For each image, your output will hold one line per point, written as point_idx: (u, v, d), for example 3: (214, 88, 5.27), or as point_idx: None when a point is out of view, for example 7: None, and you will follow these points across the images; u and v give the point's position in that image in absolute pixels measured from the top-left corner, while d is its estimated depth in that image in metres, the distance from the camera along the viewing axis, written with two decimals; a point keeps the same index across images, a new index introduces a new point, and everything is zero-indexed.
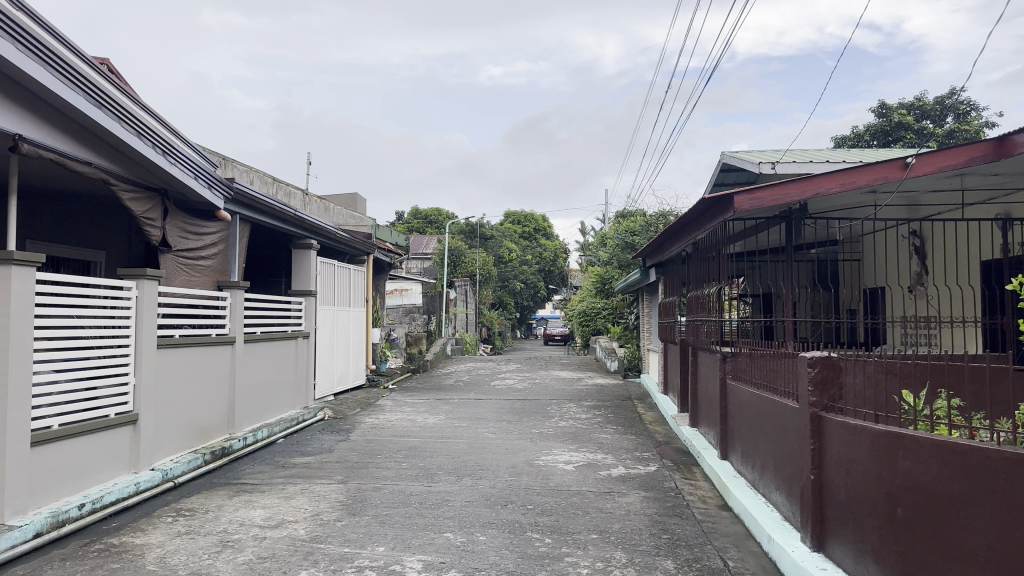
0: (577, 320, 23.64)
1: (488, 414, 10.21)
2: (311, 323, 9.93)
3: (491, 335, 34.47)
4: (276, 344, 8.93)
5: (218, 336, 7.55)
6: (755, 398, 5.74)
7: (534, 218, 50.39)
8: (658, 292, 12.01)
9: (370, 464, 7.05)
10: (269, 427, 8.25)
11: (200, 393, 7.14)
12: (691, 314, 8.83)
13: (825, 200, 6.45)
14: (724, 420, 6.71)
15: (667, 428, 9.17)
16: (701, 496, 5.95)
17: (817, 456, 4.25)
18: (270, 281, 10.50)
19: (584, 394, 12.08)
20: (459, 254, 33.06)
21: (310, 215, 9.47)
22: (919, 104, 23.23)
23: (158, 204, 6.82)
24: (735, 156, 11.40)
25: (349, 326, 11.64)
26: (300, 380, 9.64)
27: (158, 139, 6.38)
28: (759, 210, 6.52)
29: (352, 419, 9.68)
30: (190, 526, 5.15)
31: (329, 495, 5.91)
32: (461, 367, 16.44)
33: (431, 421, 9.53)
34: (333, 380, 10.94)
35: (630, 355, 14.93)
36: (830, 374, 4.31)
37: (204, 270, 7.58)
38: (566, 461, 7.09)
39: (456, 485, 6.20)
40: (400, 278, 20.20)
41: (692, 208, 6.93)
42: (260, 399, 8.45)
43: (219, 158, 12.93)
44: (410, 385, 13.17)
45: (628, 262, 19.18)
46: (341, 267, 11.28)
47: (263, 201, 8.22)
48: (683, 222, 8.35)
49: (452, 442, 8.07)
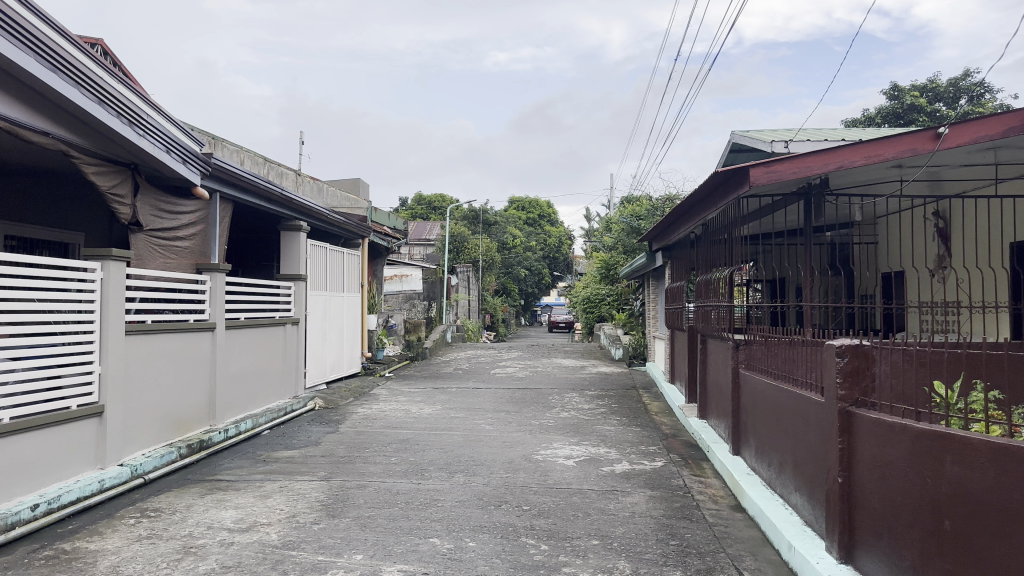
0: (581, 306, 23.15)
1: (486, 403, 9.76)
2: (300, 309, 9.47)
3: (494, 322, 34.05)
4: (262, 330, 8.47)
5: (197, 321, 7.10)
6: (772, 391, 5.26)
7: (538, 204, 49.94)
8: (664, 277, 11.54)
9: (356, 458, 6.60)
10: (254, 418, 7.80)
11: (175, 383, 6.70)
12: (700, 299, 8.34)
13: (848, 173, 5.93)
14: (736, 412, 6.25)
15: (673, 419, 8.70)
16: (712, 496, 5.48)
17: (845, 456, 3.78)
18: (259, 264, 10.03)
19: (587, 383, 11.61)
20: (462, 239, 32.58)
21: (298, 195, 8.98)
22: (932, 86, 22.53)
23: (126, 179, 6.33)
24: (746, 133, 10.85)
25: (342, 312, 11.19)
26: (290, 368, 9.20)
27: (124, 108, 5.85)
28: (777, 185, 6.01)
29: (344, 409, 9.23)
30: (153, 529, 4.71)
31: (309, 493, 5.45)
32: (461, 354, 15.99)
33: (426, 411, 9.08)
34: (325, 368, 10.49)
35: (635, 343, 14.46)
36: (860, 364, 3.83)
37: (180, 251, 7.12)
38: (566, 455, 6.64)
39: (447, 482, 5.74)
40: (399, 263, 19.72)
41: (704, 183, 6.42)
42: (244, 388, 8.01)
43: (208, 138, 12.45)
44: (408, 373, 12.73)
45: (633, 247, 18.66)
46: (334, 251, 10.82)
47: (245, 177, 7.73)
48: (692, 201, 7.85)
49: (446, 435, 7.62)
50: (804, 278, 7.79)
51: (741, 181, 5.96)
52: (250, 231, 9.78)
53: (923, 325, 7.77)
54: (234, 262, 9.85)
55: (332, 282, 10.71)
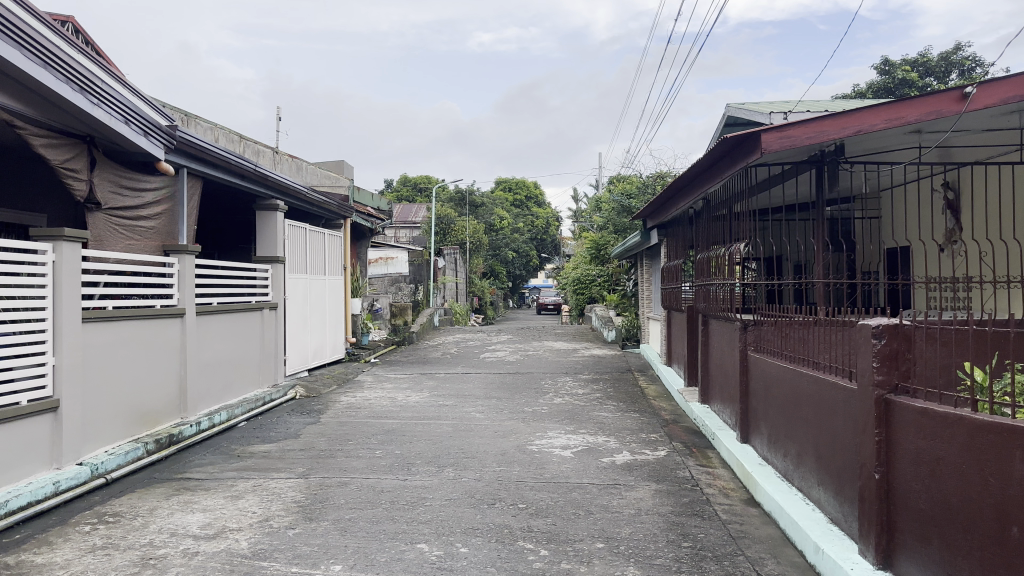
0: (571, 287, 22.71)
1: (477, 389, 9.32)
2: (278, 292, 8.98)
3: (482, 305, 33.54)
4: (237, 316, 7.99)
5: (163, 307, 6.60)
6: (788, 376, 4.84)
7: (525, 185, 49.43)
8: (659, 256, 11.11)
9: (338, 452, 6.15)
10: (229, 410, 7.33)
11: (139, 374, 6.20)
12: (700, 279, 7.92)
13: (865, 140, 5.49)
14: (743, 398, 5.84)
15: (672, 404, 8.30)
16: (723, 490, 5.07)
17: (884, 449, 3.37)
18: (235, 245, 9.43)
19: (580, 367, 11.19)
20: (448, 221, 32.05)
21: (273, 171, 8.43)
22: (924, 61, 22.06)
23: (81, 153, 5.78)
24: (743, 106, 10.41)
25: (324, 295, 10.69)
26: (268, 355, 8.72)
27: (74, 73, 5.23)
28: (789, 153, 5.55)
29: (326, 398, 8.76)
30: (109, 537, 4.24)
31: (285, 494, 5.00)
32: (448, 338, 15.54)
33: (413, 399, 8.62)
34: (307, 355, 10.01)
35: (628, 324, 14.04)
36: (899, 347, 3.40)
37: (144, 232, 6.61)
38: (563, 446, 6.22)
39: (435, 478, 5.30)
40: (384, 245, 19.18)
41: (708, 152, 5.96)
42: (219, 377, 7.54)
43: (181, 114, 11.86)
44: (394, 359, 12.26)
45: (624, 226, 18.21)
46: (314, 232, 10.30)
47: (212, 151, 7.16)
48: (691, 174, 7.40)
49: (434, 425, 7.17)
50: (808, 255, 7.38)
51: (751, 148, 5.48)
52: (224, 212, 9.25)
53: (931, 302, 7.39)
54: (208, 245, 9.33)
55: (313, 264, 10.21)
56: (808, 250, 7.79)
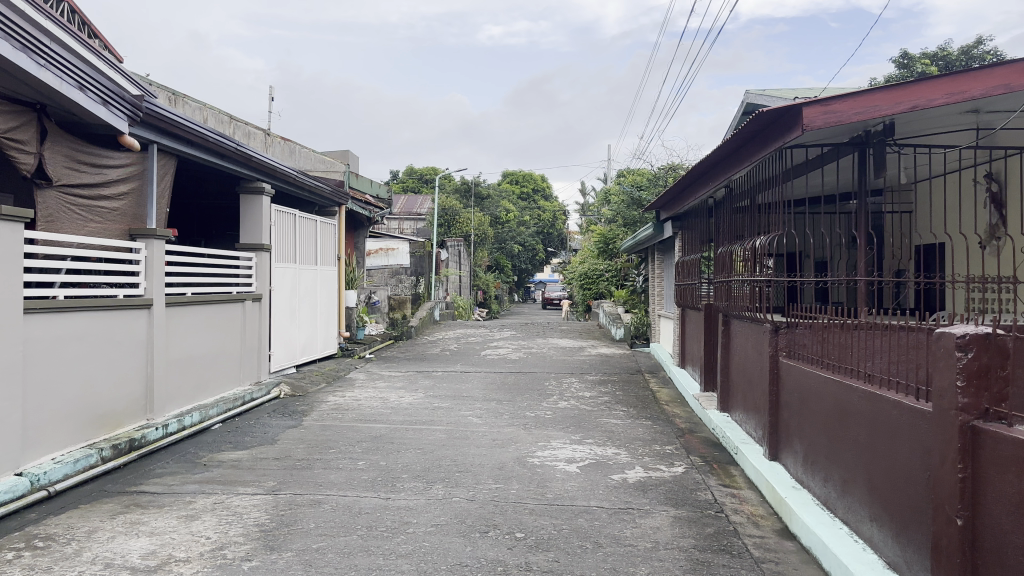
0: (577, 282, 22.01)
1: (475, 390, 8.66)
2: (263, 283, 8.36)
3: (486, 299, 32.86)
4: (214, 307, 7.37)
5: (127, 298, 5.97)
6: (832, 388, 4.14)
7: (533, 178, 48.74)
8: (674, 250, 10.40)
9: (316, 463, 5.49)
10: (202, 411, 6.72)
11: (95, 372, 5.57)
12: (720, 274, 7.23)
13: (918, 120, 4.74)
14: (773, 410, 5.16)
15: (687, 411, 7.63)
16: (752, 517, 4.41)
17: (970, 490, 2.69)
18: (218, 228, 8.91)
19: (587, 367, 10.51)
20: (453, 213, 31.41)
21: (258, 151, 7.77)
22: (945, 54, 21.20)
23: (28, 123, 5.12)
24: (765, 92, 9.72)
25: (315, 287, 10.03)
26: (251, 350, 8.10)
27: (16, 29, 4.51)
28: (831, 131, 4.83)
29: (313, 398, 8.12)
30: (32, 568, 3.60)
31: (247, 515, 4.36)
32: (449, 333, 14.87)
33: (406, 401, 7.95)
34: (295, 350, 9.35)
35: (637, 321, 13.37)
36: (992, 363, 2.71)
37: (106, 214, 5.96)
38: (568, 458, 5.55)
39: (422, 497, 4.65)
40: (384, 234, 18.54)
41: (738, 131, 5.26)
42: (193, 374, 6.92)
43: (169, 93, 11.22)
44: (390, 355, 11.60)
45: (633, 220, 17.53)
46: (305, 219, 9.64)
47: (186, 127, 6.49)
48: (714, 160, 6.68)
49: (427, 431, 6.51)
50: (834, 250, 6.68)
51: (789, 126, 4.75)
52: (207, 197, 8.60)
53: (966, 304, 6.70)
54: (189, 232, 8.69)
55: (303, 253, 9.59)
56: (835, 246, 7.11)
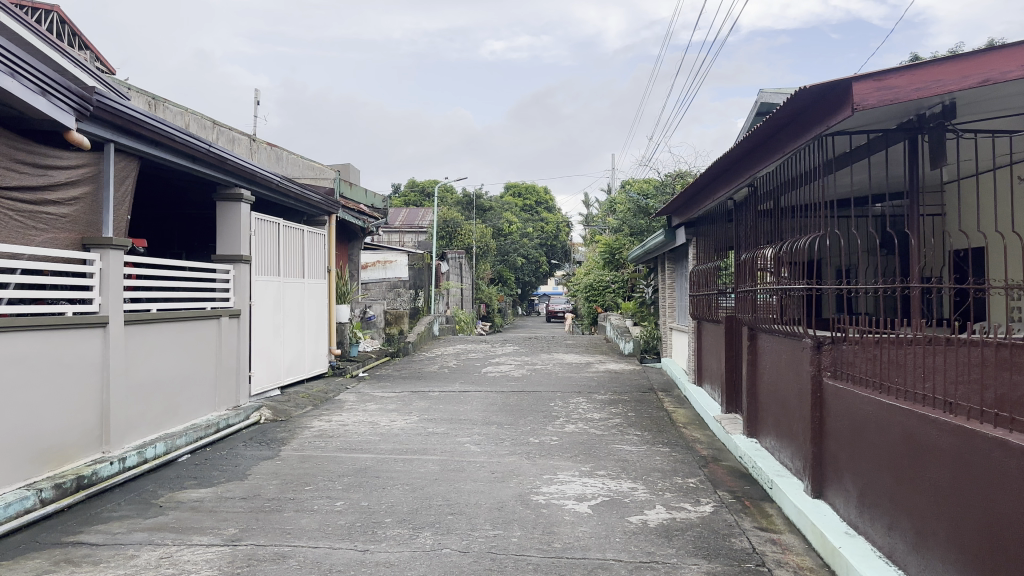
0: (583, 294, 21.30)
1: (474, 413, 7.93)
2: (241, 298, 7.69)
3: (490, 312, 32.15)
4: (184, 325, 6.69)
5: (78, 316, 5.30)
6: (897, 418, 3.42)
7: (536, 189, 48.20)
8: (687, 258, 9.71)
9: (287, 504, 4.77)
10: (168, 441, 6.02)
11: (38, 401, 4.88)
12: (744, 284, 6.52)
13: (984, 101, 4.02)
14: (815, 440, 4.44)
15: (708, 434, 6.90)
16: (799, 572, 3.68)
17: None
18: (187, 240, 8.22)
19: (595, 385, 9.78)
20: (454, 225, 30.79)
21: (233, 154, 7.12)
22: None
23: None
24: (778, 93, 9.09)
25: (302, 302, 9.33)
26: (228, 372, 7.41)
27: None
28: (882, 112, 4.12)
29: (296, 423, 7.39)
30: None
31: (195, 573, 3.65)
32: (449, 349, 14.16)
33: (397, 426, 7.23)
34: (279, 370, 8.64)
35: (647, 335, 12.70)
36: None
37: (54, 221, 5.30)
38: (578, 495, 4.83)
39: (406, 548, 3.93)
40: (382, 247, 17.89)
41: (770, 117, 4.54)
42: (158, 399, 6.24)
43: (148, 98, 10.59)
44: (384, 373, 10.88)
45: (639, 228, 16.83)
46: (290, 229, 8.96)
47: (147, 125, 5.86)
48: (738, 156, 5.96)
49: (418, 461, 5.79)
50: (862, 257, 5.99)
51: (831, 109, 4.04)
52: (181, 207, 7.93)
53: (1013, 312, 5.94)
54: (162, 245, 8.04)
55: (289, 265, 8.93)
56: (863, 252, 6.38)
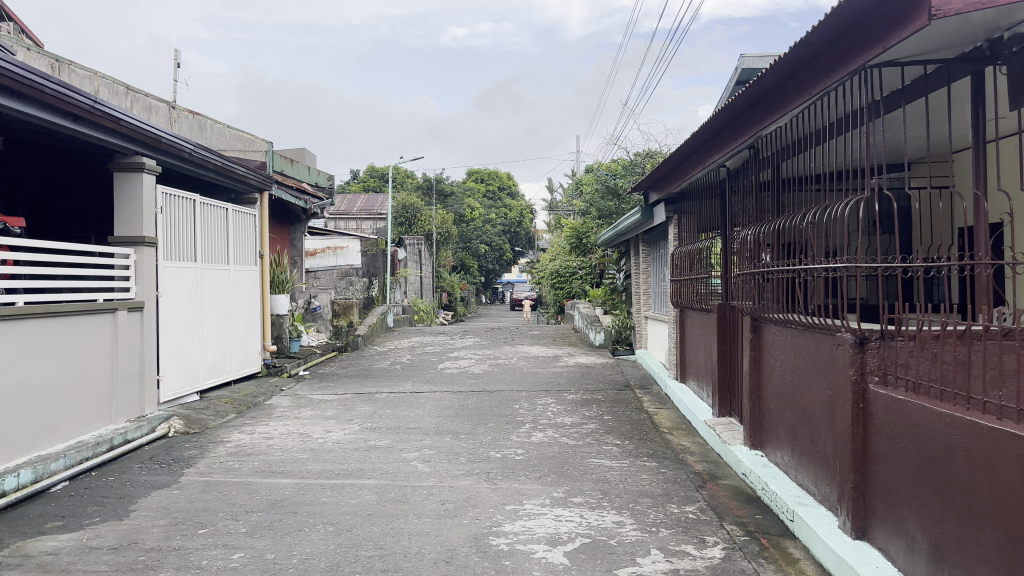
0: (548, 281, 20.18)
1: (426, 419, 6.82)
2: (146, 288, 6.46)
3: (451, 300, 31.08)
4: (66, 321, 5.47)
5: None
6: (1011, 450, 2.37)
7: (499, 175, 47.05)
8: (666, 238, 8.68)
9: (168, 559, 3.61)
10: (37, 466, 4.78)
11: None
12: (740, 265, 5.47)
13: None
14: (857, 465, 3.40)
15: (697, 443, 5.89)
16: None
17: None
18: (71, 190, 7.07)
19: (563, 381, 8.74)
20: (414, 210, 29.50)
21: (129, 113, 5.85)
22: None
23: None
24: (762, 56, 8.08)
25: (228, 292, 8.10)
26: (128, 376, 6.19)
27: None
28: (956, 32, 3.07)
29: (212, 436, 6.22)
30: None
31: None
32: (404, 342, 13.02)
33: (332, 438, 6.08)
34: (198, 372, 7.41)
35: (619, 325, 11.68)
36: None
37: None
38: (548, 535, 3.79)
39: None
40: (333, 232, 16.63)
41: (800, 43, 3.45)
42: (27, 415, 5.00)
43: (49, 59, 9.19)
44: (328, 371, 9.70)
45: (608, 211, 15.81)
46: (210, 207, 7.72)
47: (4, 69, 4.54)
48: (740, 109, 4.88)
49: (351, 488, 4.68)
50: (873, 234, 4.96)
51: (894, 24, 2.97)
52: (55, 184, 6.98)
53: None
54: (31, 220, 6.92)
55: (210, 249, 7.69)
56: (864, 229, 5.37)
